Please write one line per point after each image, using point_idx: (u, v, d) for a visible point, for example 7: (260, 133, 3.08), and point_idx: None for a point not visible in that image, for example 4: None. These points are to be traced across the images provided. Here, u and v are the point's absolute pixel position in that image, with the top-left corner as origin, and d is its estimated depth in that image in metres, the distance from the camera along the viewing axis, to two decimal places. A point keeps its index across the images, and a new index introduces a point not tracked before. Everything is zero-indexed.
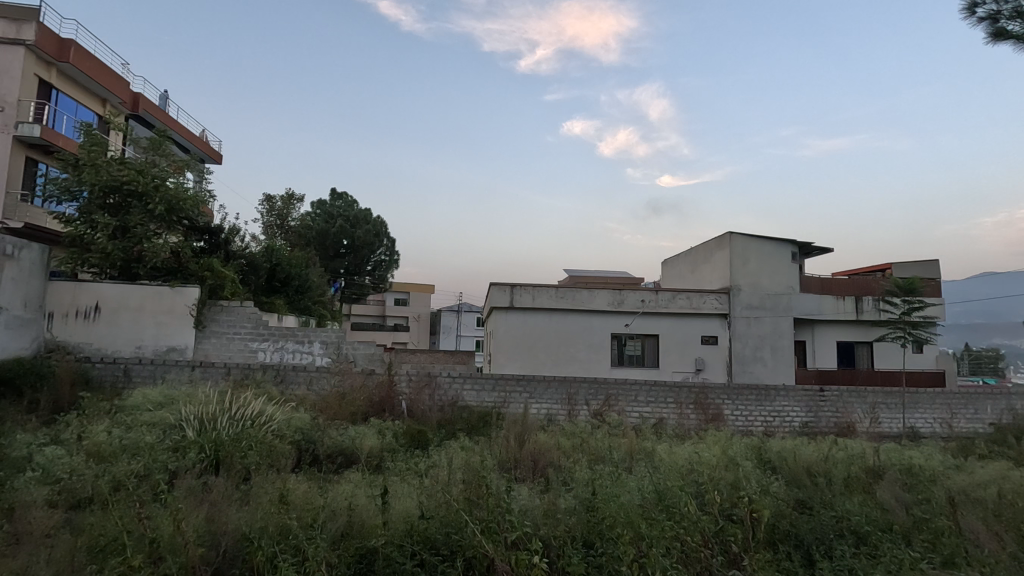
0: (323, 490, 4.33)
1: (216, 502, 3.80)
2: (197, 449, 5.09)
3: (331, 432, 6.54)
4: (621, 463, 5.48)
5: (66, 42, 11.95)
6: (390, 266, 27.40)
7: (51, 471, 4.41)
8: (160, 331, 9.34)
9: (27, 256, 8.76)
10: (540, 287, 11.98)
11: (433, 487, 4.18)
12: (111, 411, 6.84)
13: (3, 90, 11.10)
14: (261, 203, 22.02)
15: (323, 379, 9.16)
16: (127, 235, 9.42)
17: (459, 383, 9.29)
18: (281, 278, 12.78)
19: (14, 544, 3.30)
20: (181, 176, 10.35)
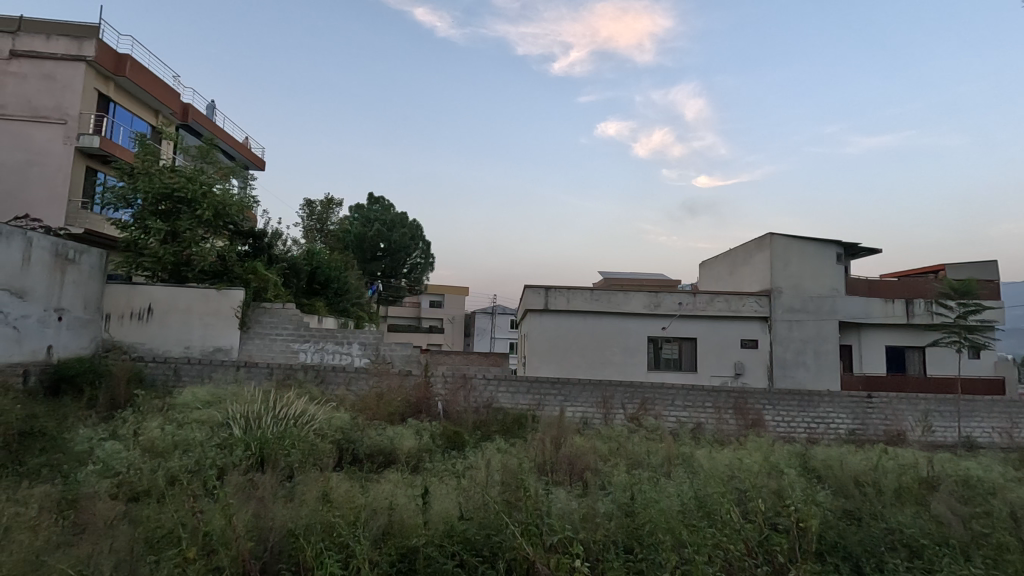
0: (364, 488, 4.43)
1: (263, 497, 3.93)
2: (244, 447, 5.29)
3: (371, 431, 6.67)
4: (659, 468, 5.41)
5: (122, 57, 12.60)
6: (425, 269, 27.82)
7: (110, 464, 4.65)
8: (207, 332, 9.70)
9: (87, 260, 9.31)
10: (575, 289, 11.93)
11: (471, 489, 4.21)
12: (163, 408, 7.15)
13: (66, 104, 11.74)
14: (302, 208, 22.61)
15: (361, 379, 9.35)
16: (177, 240, 9.84)
17: (494, 385, 9.32)
18: (321, 280, 13.16)
19: (78, 533, 3.49)
20: (227, 182, 10.74)
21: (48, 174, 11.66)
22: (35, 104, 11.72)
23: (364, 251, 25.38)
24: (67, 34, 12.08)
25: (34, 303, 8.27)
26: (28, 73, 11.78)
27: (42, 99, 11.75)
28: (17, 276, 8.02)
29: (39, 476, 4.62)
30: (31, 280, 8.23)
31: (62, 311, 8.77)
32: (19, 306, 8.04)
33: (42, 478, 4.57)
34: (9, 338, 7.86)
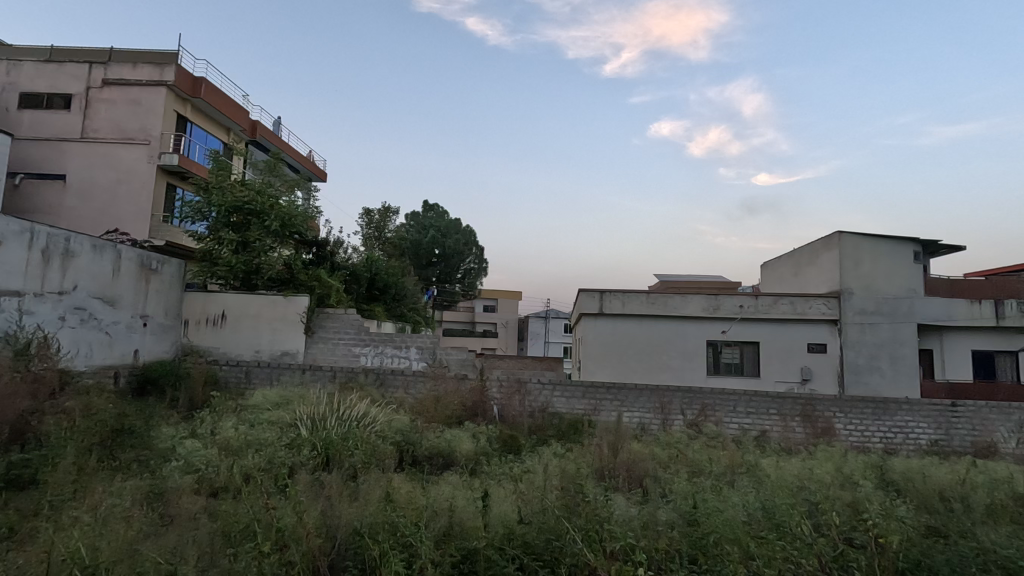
0: (424, 490, 4.53)
1: (330, 496, 4.09)
2: (310, 447, 5.52)
3: (429, 434, 6.80)
4: (722, 476, 5.23)
5: (198, 79, 13.50)
6: (479, 274, 28.18)
7: (191, 461, 4.97)
8: (275, 336, 10.19)
9: (168, 270, 10.01)
10: (630, 292, 11.74)
11: (529, 493, 4.23)
12: (237, 409, 7.57)
13: (149, 126, 12.69)
14: (361, 216, 23.41)
15: (419, 383, 9.57)
16: (247, 250, 10.41)
17: (549, 390, 9.30)
18: (379, 286, 13.57)
19: (166, 524, 3.75)
20: (293, 194, 11.28)
21: (134, 191, 12.62)
22: (122, 127, 12.72)
23: (420, 257, 25.99)
24: (151, 61, 13.07)
25: (122, 310, 8.98)
26: (117, 99, 12.81)
27: (128, 122, 12.75)
28: (108, 285, 8.74)
29: (130, 470, 5.00)
30: (120, 289, 8.96)
31: (146, 317, 9.47)
32: (110, 313, 8.75)
33: (133, 472, 4.95)
34: (101, 343, 8.56)
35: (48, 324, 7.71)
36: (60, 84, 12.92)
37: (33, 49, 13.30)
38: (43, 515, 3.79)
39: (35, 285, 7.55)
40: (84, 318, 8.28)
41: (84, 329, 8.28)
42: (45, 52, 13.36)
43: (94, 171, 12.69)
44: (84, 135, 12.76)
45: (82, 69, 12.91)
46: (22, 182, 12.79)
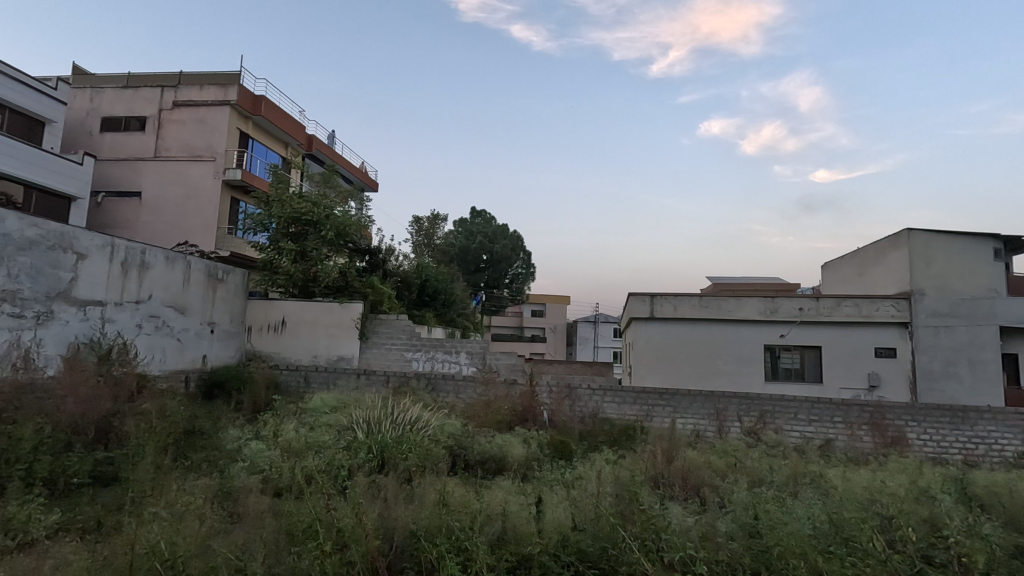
0: (478, 494, 4.57)
1: (387, 498, 4.19)
2: (367, 449, 5.69)
3: (481, 438, 6.85)
4: (785, 487, 5.02)
5: (258, 98, 14.22)
6: (527, 279, 28.26)
7: (256, 462, 5.21)
8: (331, 342, 10.55)
9: (233, 279, 10.55)
10: (682, 295, 11.48)
11: (582, 499, 4.19)
12: (297, 412, 7.87)
13: (214, 143, 13.44)
14: (411, 224, 23.89)
15: (469, 388, 9.66)
16: (305, 259, 10.84)
17: (599, 395, 9.18)
18: (430, 292, 13.83)
19: (235, 522, 3.94)
20: (346, 205, 11.67)
21: (202, 206, 13.39)
22: (191, 145, 13.54)
23: (468, 263, 26.29)
24: (216, 82, 13.87)
25: (192, 318, 9.54)
26: (186, 119, 13.65)
27: (196, 141, 13.54)
28: (179, 294, 9.30)
29: (201, 469, 5.28)
30: (190, 298, 9.52)
31: (214, 324, 10.02)
32: (181, 320, 9.31)
33: (204, 471, 5.23)
34: (173, 349, 9.11)
35: (126, 331, 8.27)
36: (136, 108, 13.89)
37: (112, 77, 14.38)
38: (126, 510, 4.06)
39: (115, 294, 8.13)
40: (158, 325, 8.85)
41: (159, 336, 8.85)
42: (123, 79, 14.42)
43: (166, 188, 13.56)
44: (157, 154, 13.65)
45: (155, 92, 13.84)
46: (103, 200, 13.82)
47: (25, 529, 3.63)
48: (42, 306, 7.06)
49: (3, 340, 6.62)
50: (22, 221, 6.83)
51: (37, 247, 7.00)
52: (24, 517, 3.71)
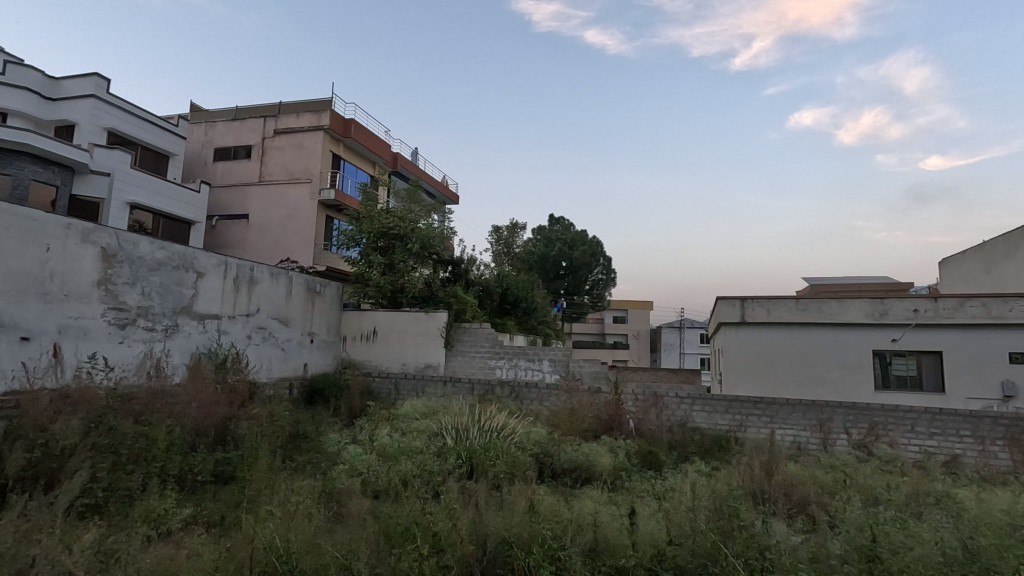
0: (567, 504, 4.54)
1: (479, 505, 4.27)
2: (456, 455, 5.83)
3: (567, 447, 6.80)
4: (905, 507, 4.57)
5: (348, 120, 15.13)
6: (607, 284, 27.88)
7: (355, 465, 5.49)
8: (418, 350, 10.90)
9: (328, 292, 11.25)
10: (776, 298, 10.83)
11: (677, 512, 4.04)
12: (389, 418, 8.22)
13: (310, 166, 14.45)
14: (491, 233, 24.30)
15: (554, 395, 9.62)
16: (393, 271, 11.35)
17: (688, 404, 8.81)
18: (511, 300, 13.99)
19: (339, 521, 4.17)
20: (430, 218, 12.11)
21: (300, 224, 14.41)
22: (290, 169, 14.64)
23: (547, 271, 26.38)
24: (311, 109, 14.93)
25: (295, 328, 10.27)
26: (285, 145, 14.79)
27: (294, 164, 14.63)
28: (283, 307, 10.05)
29: (306, 471, 5.65)
30: (292, 310, 10.25)
31: (313, 334, 10.73)
32: (285, 331, 10.05)
33: (309, 473, 5.59)
34: (279, 357, 9.85)
35: (238, 342, 9.05)
36: (243, 137, 15.25)
37: (223, 111, 15.88)
38: (244, 507, 4.42)
39: (229, 308, 8.93)
40: (265, 335, 9.60)
41: (266, 345, 9.60)
42: (232, 112, 15.88)
43: (269, 210, 14.74)
44: (261, 179, 14.88)
45: (259, 122, 15.13)
46: (217, 223, 15.27)
47: (163, 520, 4.06)
48: (170, 320, 7.89)
49: (139, 351, 7.47)
50: (153, 245, 7.69)
51: (164, 268, 7.83)
52: (162, 509, 4.16)
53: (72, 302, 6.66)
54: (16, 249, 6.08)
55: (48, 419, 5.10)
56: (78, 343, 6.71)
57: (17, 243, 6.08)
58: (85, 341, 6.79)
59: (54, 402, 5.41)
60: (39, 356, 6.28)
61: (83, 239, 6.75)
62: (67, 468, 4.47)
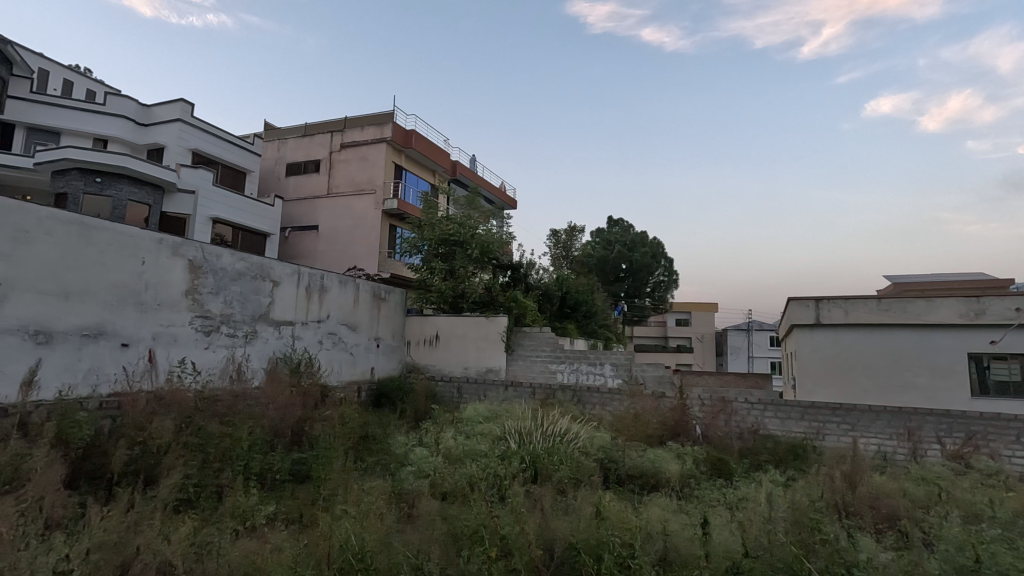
0: (635, 511, 4.45)
1: (545, 509, 4.26)
2: (520, 459, 5.86)
3: (633, 452, 6.66)
4: (1013, 525, 4.17)
5: (409, 131, 15.60)
6: (670, 286, 27.21)
7: (422, 466, 5.62)
8: (480, 354, 11.03)
9: (393, 298, 11.61)
10: (854, 298, 10.18)
11: (752, 523, 3.87)
12: (453, 421, 8.36)
13: (374, 177, 14.99)
14: (550, 237, 23.98)
15: (616, 400, 9.51)
16: (454, 277, 11.57)
17: (759, 410, 8.43)
18: (571, 304, 13.91)
19: (410, 521, 4.29)
20: (489, 223, 12.28)
21: (365, 234, 14.96)
22: (355, 181, 15.24)
23: (607, 273, 26.09)
24: (374, 122, 15.51)
25: (362, 333, 10.66)
26: (350, 158, 15.42)
27: (359, 176, 15.22)
28: (351, 313, 10.47)
29: (376, 471, 5.83)
30: (359, 316, 10.66)
31: (379, 339, 11.10)
32: (353, 336, 10.46)
33: (379, 473, 5.78)
34: (348, 361, 10.26)
35: (311, 347, 9.51)
36: (312, 152, 16.05)
37: (294, 128, 16.76)
38: (320, 506, 4.63)
39: (302, 315, 9.39)
40: (335, 340, 10.03)
41: (336, 350, 10.02)
42: (302, 129, 16.73)
43: (337, 221, 15.41)
44: (328, 191, 15.58)
45: (326, 138, 15.87)
46: (289, 235, 16.12)
47: (248, 516, 4.31)
48: (249, 327, 8.39)
49: (222, 356, 7.99)
50: (234, 257, 8.21)
51: (244, 277, 8.35)
52: (247, 505, 4.42)
53: (164, 311, 7.21)
54: (117, 263, 6.65)
55: (145, 418, 5.53)
56: (170, 349, 7.25)
57: (117, 258, 6.66)
58: (176, 347, 7.34)
59: (151, 403, 5.87)
60: (136, 361, 6.84)
61: (173, 252, 7.31)
62: (163, 464, 4.84)
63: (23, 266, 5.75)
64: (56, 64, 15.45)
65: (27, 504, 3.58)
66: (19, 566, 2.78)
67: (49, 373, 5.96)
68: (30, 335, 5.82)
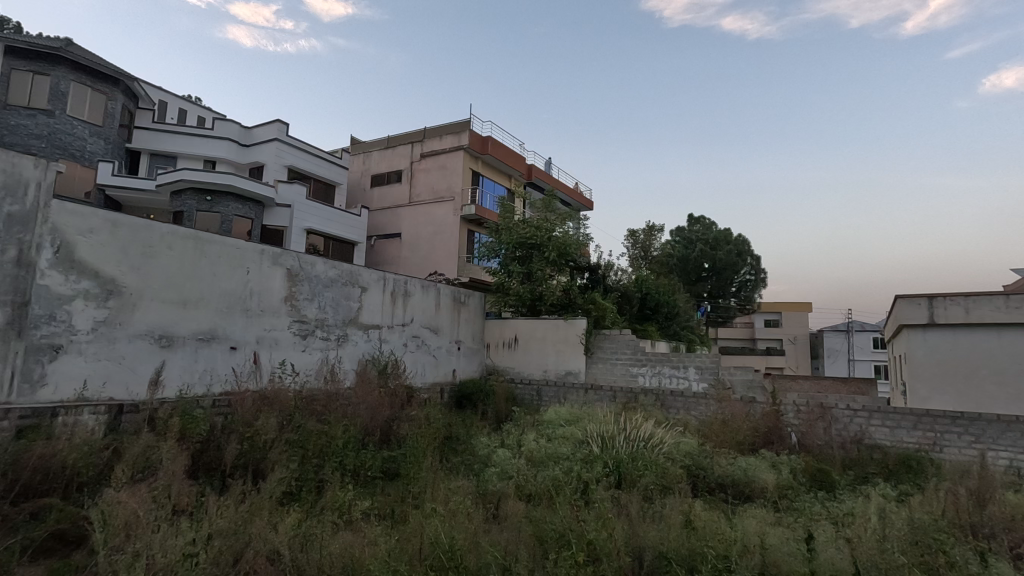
0: (729, 521, 4.25)
1: (633, 516, 4.17)
2: (603, 464, 5.77)
3: (722, 459, 6.34)
4: None
5: (485, 138, 15.90)
6: (757, 285, 25.87)
7: (505, 468, 5.67)
8: (560, 357, 10.97)
9: (472, 301, 11.86)
10: (976, 295, 9.08)
11: (863, 541, 3.58)
12: (535, 424, 8.38)
13: (453, 184, 15.41)
14: (628, 237, 23.32)
15: (702, 405, 9.12)
16: (531, 280, 11.62)
17: (864, 417, 7.77)
18: (652, 305, 13.57)
19: (498, 522, 4.34)
20: (565, 225, 12.24)
21: (445, 239, 15.39)
22: (435, 189, 15.75)
23: (688, 273, 25.24)
24: (451, 131, 15.96)
25: (444, 337, 11.00)
26: (430, 167, 15.94)
27: (439, 184, 15.70)
28: (433, 317, 10.81)
29: (461, 471, 5.98)
30: (441, 320, 10.98)
31: (460, 342, 11.39)
32: (436, 339, 10.79)
33: (464, 473, 5.93)
34: (431, 364, 10.62)
35: (397, 349, 9.92)
36: (394, 163, 16.75)
37: (377, 141, 17.60)
38: (410, 504, 4.80)
39: (388, 319, 9.82)
40: (418, 343, 10.40)
41: (420, 352, 10.40)
42: (385, 141, 17.53)
43: (418, 228, 15.97)
44: (410, 199, 16.21)
45: (407, 148, 16.52)
46: (375, 243, 16.91)
47: (345, 510, 4.54)
48: (341, 330, 8.89)
49: (318, 358, 8.51)
50: (327, 265, 8.73)
51: (336, 284, 8.85)
52: (344, 499, 4.65)
53: (267, 316, 7.80)
54: (226, 273, 7.28)
55: (253, 416, 6.00)
56: (272, 352, 7.83)
57: (226, 268, 7.28)
58: (277, 350, 7.91)
59: (256, 402, 6.35)
60: (243, 363, 7.44)
61: (273, 262, 7.89)
62: (269, 459, 5.22)
63: (150, 277, 6.43)
64: (172, 95, 17.18)
65: (158, 490, 3.98)
66: (151, 547, 3.08)
67: (171, 373, 6.62)
68: (155, 339, 6.49)
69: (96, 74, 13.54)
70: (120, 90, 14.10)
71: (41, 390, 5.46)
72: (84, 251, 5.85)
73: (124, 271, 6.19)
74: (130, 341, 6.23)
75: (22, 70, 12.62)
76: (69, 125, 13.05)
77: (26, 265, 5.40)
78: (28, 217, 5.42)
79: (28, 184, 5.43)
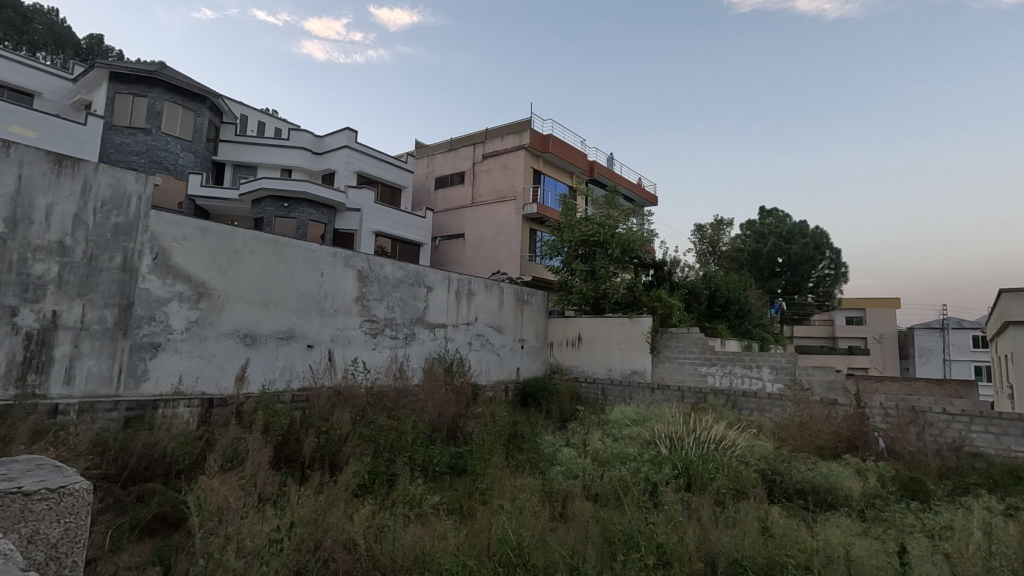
0: (810, 530, 4.03)
1: (704, 520, 4.05)
2: (672, 466, 5.62)
3: (800, 464, 5.99)
4: None
5: (547, 136, 15.87)
6: (837, 280, 24.35)
7: (571, 467, 5.65)
8: (625, 356, 10.75)
9: (535, 300, 11.88)
10: None
11: (965, 557, 3.30)
12: (600, 424, 8.27)
13: (515, 184, 15.50)
14: (694, 233, 22.52)
15: (777, 407, 8.75)
16: (595, 278, 11.47)
17: (963, 423, 7.11)
18: (721, 303, 13.07)
19: (565, 521, 4.32)
20: (628, 221, 12.02)
21: (507, 239, 15.50)
22: (497, 189, 15.90)
23: (760, 269, 24.12)
24: (513, 131, 16.04)
25: (508, 335, 11.10)
26: (492, 167, 16.13)
27: (501, 184, 15.84)
28: (497, 315, 10.92)
29: (527, 469, 5.99)
30: (505, 318, 11.08)
31: (523, 340, 11.45)
32: (500, 338, 10.91)
33: (530, 471, 5.95)
34: (495, 362, 10.76)
35: (461, 347, 10.12)
36: (457, 165, 17.08)
37: (440, 144, 18.00)
38: (477, 500, 4.88)
39: (453, 318, 10.02)
40: (482, 342, 10.56)
41: (484, 351, 10.57)
42: (447, 144, 17.87)
43: (481, 228, 16.19)
44: (472, 200, 16.47)
45: (470, 150, 16.79)
46: (439, 244, 17.31)
47: (415, 503, 4.68)
48: (409, 329, 9.16)
49: (387, 356, 8.82)
50: (394, 266, 9.02)
51: (403, 284, 9.13)
52: (415, 493, 4.80)
53: (340, 316, 8.16)
54: (302, 274, 7.69)
55: (328, 410, 6.30)
56: (345, 349, 8.19)
57: (303, 270, 7.69)
58: (349, 347, 8.25)
59: (332, 397, 6.66)
60: (319, 360, 7.83)
61: (345, 263, 8.24)
62: (344, 452, 5.48)
63: (235, 280, 6.89)
64: (252, 109, 18.32)
65: (246, 479, 4.25)
66: (240, 531, 3.30)
67: (255, 370, 7.07)
68: (241, 338, 6.94)
69: (186, 93, 14.67)
70: (207, 107, 15.20)
71: (144, 384, 6.00)
72: (178, 256, 6.36)
73: (213, 275, 6.67)
74: (219, 339, 6.71)
75: (124, 93, 13.84)
76: (163, 141, 14.19)
77: (130, 270, 5.95)
78: (131, 227, 5.97)
79: (131, 197, 5.98)
